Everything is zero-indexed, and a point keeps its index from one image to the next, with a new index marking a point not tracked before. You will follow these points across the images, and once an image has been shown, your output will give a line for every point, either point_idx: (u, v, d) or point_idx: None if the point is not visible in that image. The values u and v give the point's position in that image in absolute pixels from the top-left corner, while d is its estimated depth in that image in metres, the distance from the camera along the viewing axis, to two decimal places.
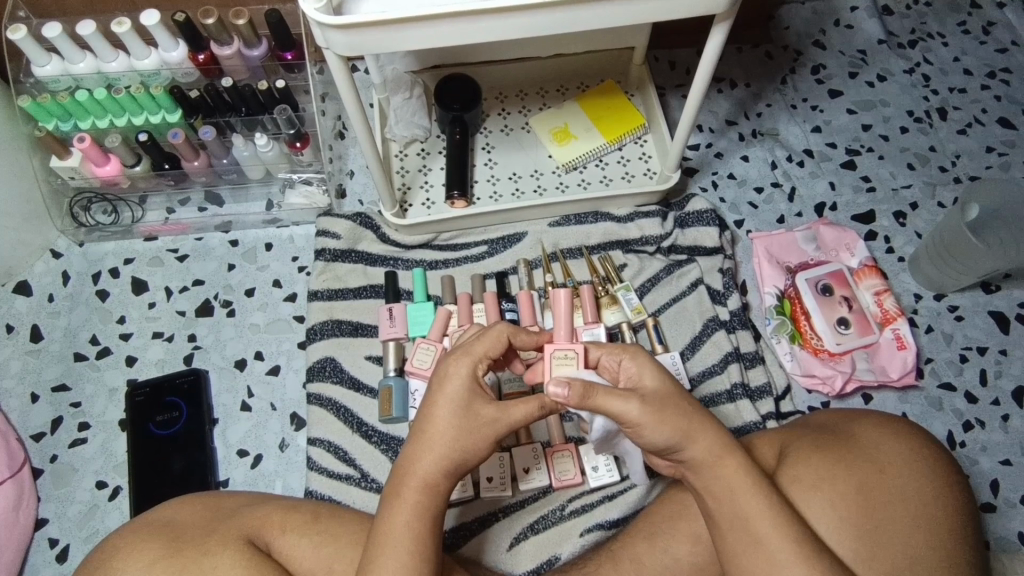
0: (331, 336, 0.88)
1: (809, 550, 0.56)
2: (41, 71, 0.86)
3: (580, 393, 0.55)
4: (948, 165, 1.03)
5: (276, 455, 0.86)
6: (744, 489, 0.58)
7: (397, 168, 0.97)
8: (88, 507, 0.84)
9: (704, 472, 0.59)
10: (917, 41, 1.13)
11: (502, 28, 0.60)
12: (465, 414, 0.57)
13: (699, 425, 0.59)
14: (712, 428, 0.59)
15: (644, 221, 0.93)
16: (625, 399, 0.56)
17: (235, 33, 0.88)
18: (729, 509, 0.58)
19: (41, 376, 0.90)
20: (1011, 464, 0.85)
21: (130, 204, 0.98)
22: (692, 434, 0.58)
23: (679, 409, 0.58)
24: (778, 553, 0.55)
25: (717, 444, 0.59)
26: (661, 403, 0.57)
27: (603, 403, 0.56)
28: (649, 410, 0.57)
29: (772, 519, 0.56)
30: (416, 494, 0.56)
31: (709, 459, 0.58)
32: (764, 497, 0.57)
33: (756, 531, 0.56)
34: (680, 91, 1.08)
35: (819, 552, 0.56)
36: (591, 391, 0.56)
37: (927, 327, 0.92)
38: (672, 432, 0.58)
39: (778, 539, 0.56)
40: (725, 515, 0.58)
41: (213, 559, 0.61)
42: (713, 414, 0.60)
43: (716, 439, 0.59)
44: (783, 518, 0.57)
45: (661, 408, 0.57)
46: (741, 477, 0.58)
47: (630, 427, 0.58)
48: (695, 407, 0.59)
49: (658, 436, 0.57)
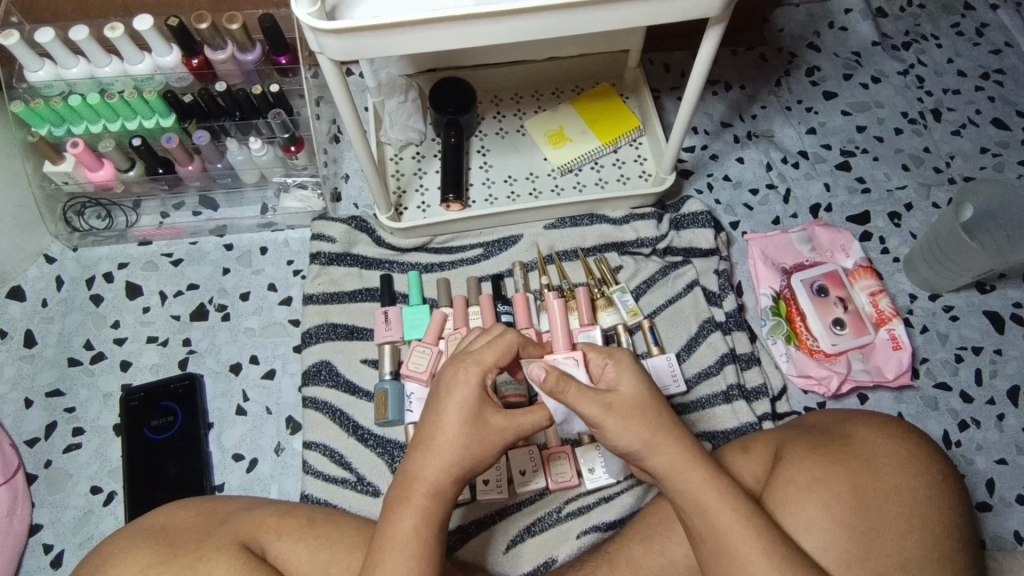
0: (326, 339, 0.88)
1: (785, 559, 0.55)
2: (34, 76, 0.86)
3: (554, 381, 0.57)
4: (942, 165, 1.03)
5: (271, 459, 0.86)
6: (712, 501, 0.57)
7: (392, 172, 0.97)
8: (82, 514, 0.83)
9: (674, 483, 0.58)
10: (911, 43, 1.13)
11: (496, 32, 0.60)
12: (475, 422, 0.58)
13: (666, 436, 0.59)
14: (678, 438, 0.59)
15: (640, 223, 0.93)
16: (586, 401, 0.58)
17: (230, 37, 0.88)
18: (699, 520, 0.57)
19: (35, 382, 0.89)
20: (1006, 463, 0.85)
21: (124, 208, 0.97)
22: (655, 445, 0.58)
23: (646, 417, 0.59)
24: (752, 565, 0.55)
25: (679, 454, 0.58)
26: (628, 411, 0.58)
27: (568, 399, 0.58)
28: (612, 417, 0.58)
29: (746, 532, 0.56)
30: (423, 500, 0.56)
31: (675, 471, 0.58)
32: (733, 510, 0.57)
33: (730, 542, 0.56)
34: (675, 93, 1.09)
35: (794, 560, 0.55)
36: (566, 383, 0.58)
37: (922, 327, 0.92)
38: (635, 440, 0.58)
39: (751, 550, 0.55)
40: (697, 527, 0.58)
41: (208, 564, 0.61)
42: (683, 424, 0.60)
43: (680, 451, 0.59)
44: (760, 529, 0.56)
45: (625, 416, 0.58)
46: (708, 489, 0.57)
47: (595, 427, 0.59)
48: (669, 418, 0.60)
49: (620, 440, 0.59)
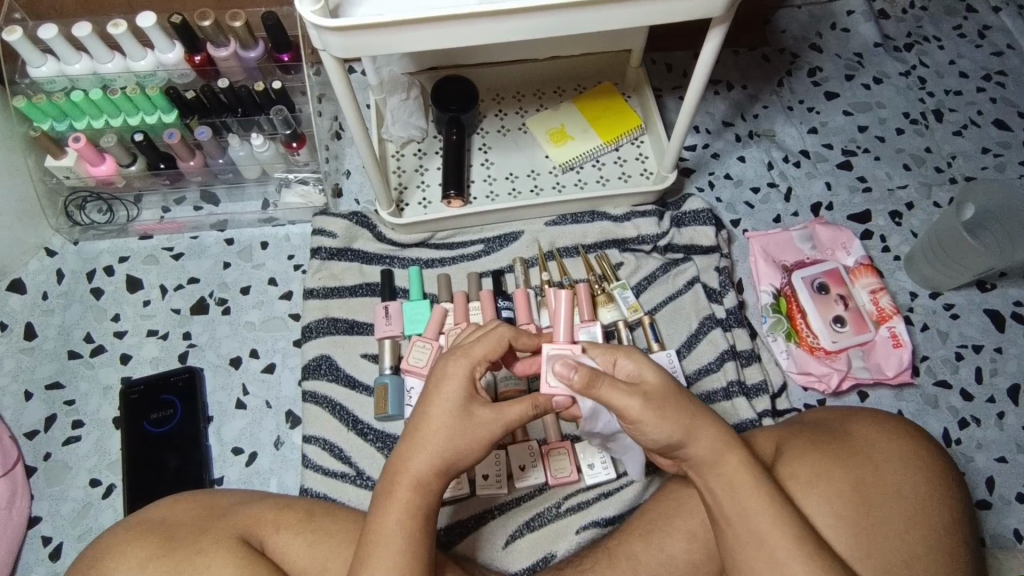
0: (326, 334, 0.88)
1: (814, 545, 0.55)
2: (37, 72, 0.86)
3: (585, 379, 0.57)
4: (944, 165, 1.03)
5: (270, 453, 0.86)
6: (747, 487, 0.57)
7: (394, 168, 0.97)
8: (81, 506, 0.83)
9: (710, 469, 0.58)
10: (913, 45, 1.13)
11: (500, 32, 0.60)
12: (461, 415, 0.58)
13: (702, 421, 0.58)
14: (714, 423, 0.59)
15: (641, 220, 0.93)
16: (627, 394, 0.57)
17: (232, 35, 0.88)
18: (729, 506, 0.57)
19: (35, 374, 0.89)
20: (1006, 461, 0.85)
21: (125, 203, 0.98)
22: (694, 431, 0.58)
23: (683, 406, 0.58)
24: (780, 550, 0.55)
25: (718, 439, 0.58)
26: (662, 400, 0.57)
27: (603, 393, 0.58)
28: (649, 409, 0.57)
29: (775, 517, 0.56)
30: (407, 493, 0.56)
31: (714, 456, 0.58)
32: (765, 492, 0.57)
33: (759, 528, 0.56)
34: (676, 93, 1.09)
35: (821, 549, 0.55)
36: (597, 379, 0.58)
37: (922, 325, 0.92)
38: (674, 430, 0.57)
39: (780, 537, 0.55)
40: (726, 511, 0.57)
41: (206, 558, 0.60)
42: (714, 411, 0.60)
43: (718, 437, 0.58)
44: (789, 517, 0.56)
45: (662, 406, 0.57)
46: (742, 473, 0.57)
47: (632, 424, 0.58)
48: (699, 406, 0.59)
49: (659, 432, 0.58)
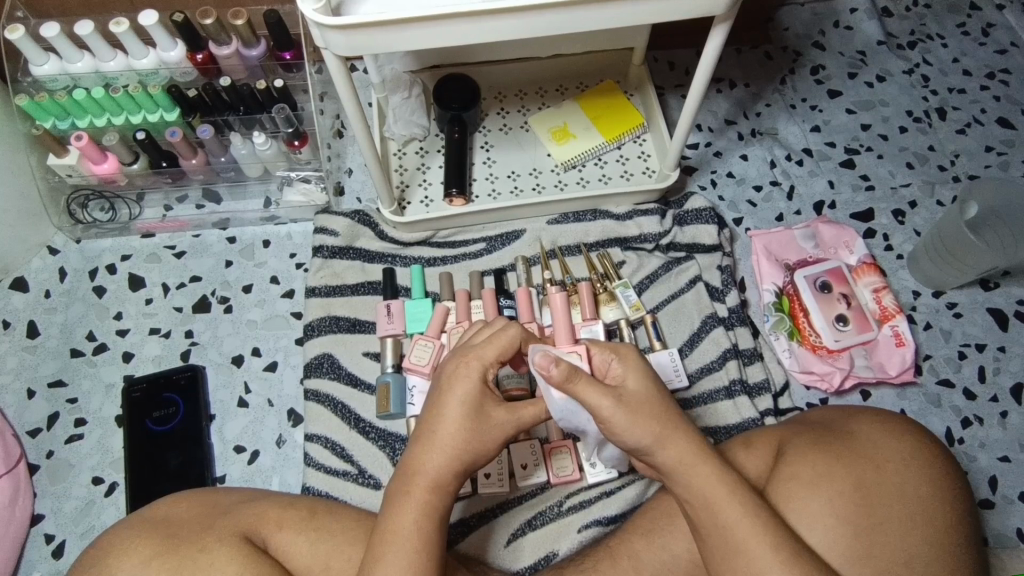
0: (329, 332, 0.88)
1: (790, 553, 0.55)
2: (39, 70, 0.86)
3: (563, 374, 0.56)
4: (947, 164, 1.03)
5: (273, 451, 0.86)
6: (719, 496, 0.57)
7: (396, 166, 0.96)
8: (83, 503, 0.83)
9: (677, 478, 0.58)
10: (917, 42, 1.13)
11: (504, 30, 0.60)
12: (477, 416, 0.58)
13: (675, 432, 0.58)
14: (685, 434, 0.58)
15: (643, 219, 0.92)
16: (601, 393, 0.56)
17: (234, 32, 0.88)
18: (704, 515, 0.57)
19: (38, 372, 0.90)
20: (1010, 461, 0.84)
21: (127, 201, 0.98)
22: (664, 438, 0.58)
23: (654, 411, 0.58)
24: (759, 559, 0.55)
25: (687, 451, 0.58)
26: (637, 405, 0.57)
27: (580, 391, 0.57)
28: (625, 411, 0.57)
29: (752, 526, 0.56)
30: (424, 494, 0.56)
31: (683, 466, 0.58)
32: (738, 502, 0.57)
33: (737, 537, 0.56)
34: (679, 91, 1.09)
35: (802, 556, 0.55)
36: (576, 376, 0.56)
37: (925, 324, 0.92)
38: (644, 434, 0.57)
39: (758, 545, 0.55)
40: (702, 520, 0.57)
41: (209, 556, 0.61)
42: (690, 423, 0.60)
43: (688, 445, 0.58)
44: (767, 524, 0.56)
45: (634, 410, 0.57)
46: (715, 483, 0.57)
47: (603, 424, 0.58)
48: (674, 414, 0.59)
49: (629, 437, 0.57)
